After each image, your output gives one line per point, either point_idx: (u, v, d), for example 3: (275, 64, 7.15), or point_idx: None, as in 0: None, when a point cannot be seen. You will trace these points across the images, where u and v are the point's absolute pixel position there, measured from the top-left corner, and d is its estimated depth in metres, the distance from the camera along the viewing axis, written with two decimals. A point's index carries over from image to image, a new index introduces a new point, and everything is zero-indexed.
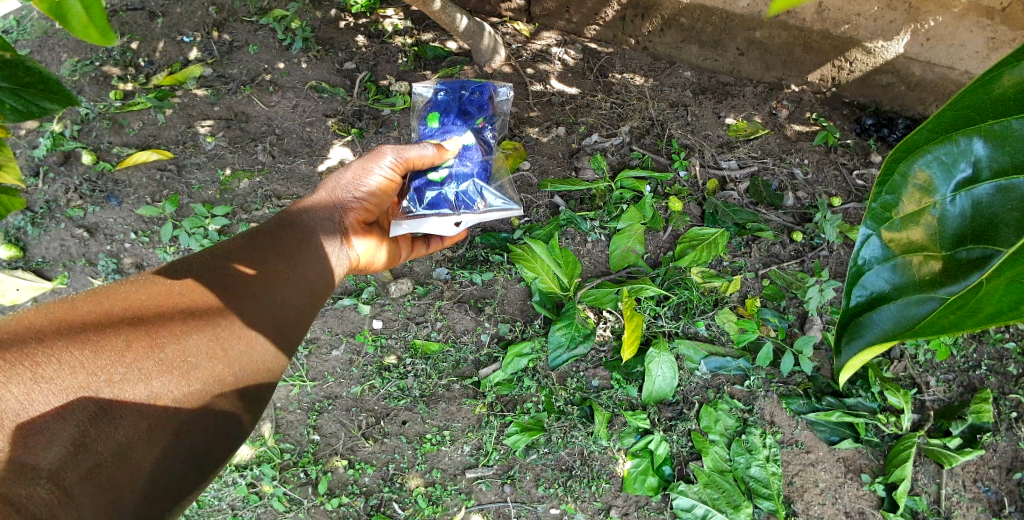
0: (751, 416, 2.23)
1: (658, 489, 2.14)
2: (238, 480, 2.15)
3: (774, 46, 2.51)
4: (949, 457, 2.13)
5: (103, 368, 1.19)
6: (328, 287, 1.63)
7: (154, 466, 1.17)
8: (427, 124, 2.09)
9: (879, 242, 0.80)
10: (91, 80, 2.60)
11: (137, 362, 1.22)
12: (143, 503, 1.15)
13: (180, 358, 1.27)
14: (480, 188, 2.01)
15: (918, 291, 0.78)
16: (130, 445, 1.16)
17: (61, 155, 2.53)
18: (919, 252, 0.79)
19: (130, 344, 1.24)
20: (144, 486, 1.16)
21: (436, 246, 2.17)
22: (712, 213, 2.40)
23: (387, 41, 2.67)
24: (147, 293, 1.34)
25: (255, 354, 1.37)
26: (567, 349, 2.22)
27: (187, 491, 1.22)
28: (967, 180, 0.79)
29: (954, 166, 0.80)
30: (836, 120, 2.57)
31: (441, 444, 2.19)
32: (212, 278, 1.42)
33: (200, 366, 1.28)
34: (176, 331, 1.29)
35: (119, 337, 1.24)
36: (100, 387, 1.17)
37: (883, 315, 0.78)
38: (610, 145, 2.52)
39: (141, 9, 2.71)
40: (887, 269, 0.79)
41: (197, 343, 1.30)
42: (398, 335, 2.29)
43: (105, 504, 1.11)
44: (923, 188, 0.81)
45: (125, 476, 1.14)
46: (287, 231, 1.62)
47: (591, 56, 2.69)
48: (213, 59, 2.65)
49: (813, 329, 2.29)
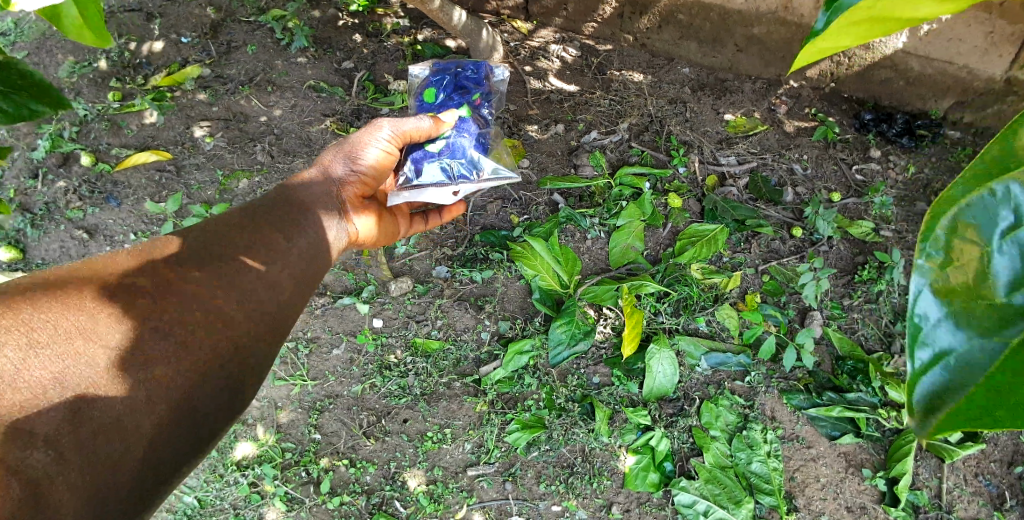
0: (752, 411, 2.23)
1: (659, 486, 2.14)
2: (240, 480, 2.16)
3: (772, 42, 2.51)
4: (949, 451, 2.13)
5: (99, 335, 1.20)
6: (325, 262, 1.64)
7: (151, 433, 1.20)
8: (424, 100, 2.07)
9: (932, 295, 0.62)
10: (90, 82, 2.60)
11: (134, 329, 1.24)
12: (140, 469, 1.18)
13: (178, 326, 1.28)
14: (477, 159, 2.00)
15: (982, 343, 0.60)
16: (127, 411, 1.18)
17: (60, 157, 2.53)
18: (977, 303, 0.61)
19: (126, 311, 1.25)
20: (140, 453, 1.18)
21: (434, 221, 2.23)
22: (712, 209, 2.40)
23: (385, 40, 2.67)
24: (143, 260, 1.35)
25: (252, 323, 1.39)
26: (568, 346, 2.22)
27: (183, 458, 1.25)
28: (1011, 227, 0.63)
29: (996, 212, 0.63)
30: (836, 116, 2.56)
31: (442, 442, 2.20)
32: (208, 248, 1.43)
33: (197, 334, 1.30)
34: (173, 300, 1.31)
35: (115, 304, 1.25)
36: (97, 353, 1.19)
37: (952, 377, 0.59)
38: (609, 142, 2.52)
39: (138, 10, 2.71)
40: (948, 326, 0.61)
41: (194, 312, 1.31)
42: (398, 334, 2.29)
43: (102, 469, 1.12)
44: (966, 238, 0.64)
45: (121, 442, 1.16)
46: (282, 202, 1.63)
47: (590, 53, 2.69)
48: (212, 60, 2.65)
49: (813, 324, 2.30)
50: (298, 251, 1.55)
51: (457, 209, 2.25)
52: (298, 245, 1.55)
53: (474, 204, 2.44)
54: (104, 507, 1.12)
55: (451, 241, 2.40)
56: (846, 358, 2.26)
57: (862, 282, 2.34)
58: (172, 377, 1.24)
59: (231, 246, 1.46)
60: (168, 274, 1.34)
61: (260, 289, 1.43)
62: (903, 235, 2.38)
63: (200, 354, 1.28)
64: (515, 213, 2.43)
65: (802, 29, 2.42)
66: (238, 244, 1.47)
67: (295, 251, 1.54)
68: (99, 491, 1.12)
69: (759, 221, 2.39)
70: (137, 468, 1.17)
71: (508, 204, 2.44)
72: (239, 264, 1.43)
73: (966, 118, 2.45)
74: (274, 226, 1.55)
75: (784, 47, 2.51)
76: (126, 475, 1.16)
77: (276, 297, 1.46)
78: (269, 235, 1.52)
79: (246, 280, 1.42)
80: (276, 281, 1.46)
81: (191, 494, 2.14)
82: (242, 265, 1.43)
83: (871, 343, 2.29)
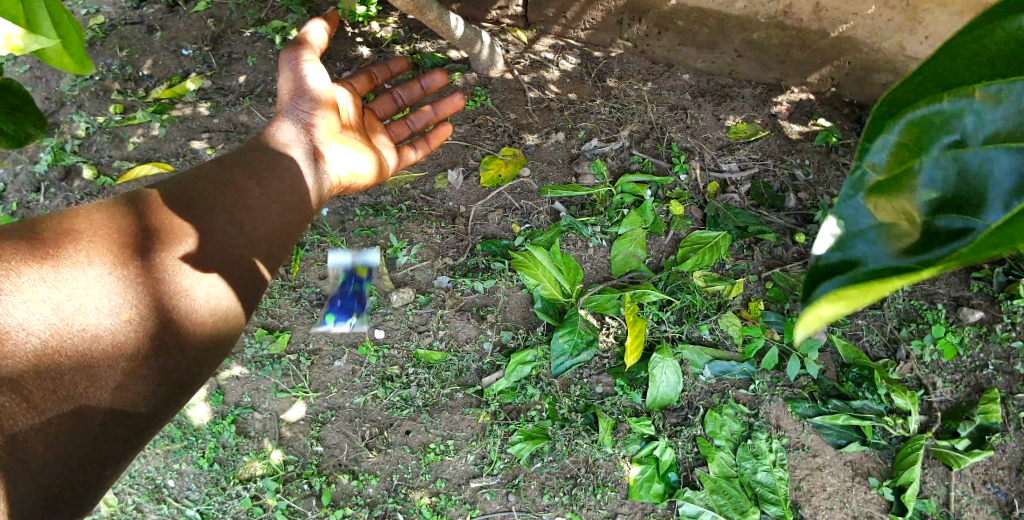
0: (757, 420, 2.21)
1: (664, 496, 2.12)
2: (242, 493, 2.12)
3: (771, 46, 2.51)
4: (957, 458, 2.12)
5: (65, 287, 1.26)
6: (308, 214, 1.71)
7: (117, 389, 1.29)
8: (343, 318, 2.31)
9: (859, 202, 0.63)
10: (91, 95, 2.62)
11: (103, 277, 1.31)
12: (104, 428, 1.27)
13: (146, 276, 1.37)
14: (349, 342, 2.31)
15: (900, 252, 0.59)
16: (95, 369, 1.25)
17: (62, 170, 2.52)
18: (900, 214, 0.62)
19: (94, 257, 1.32)
20: (104, 411, 1.27)
21: (423, 150, 2.14)
22: (713, 216, 2.40)
23: (385, 51, 2.68)
24: (113, 214, 1.41)
25: (226, 277, 1.47)
26: (570, 356, 2.21)
27: (151, 419, 1.35)
28: (956, 143, 0.63)
29: (942, 128, 0.64)
30: (837, 121, 2.59)
31: (445, 454, 2.18)
32: (184, 198, 1.49)
33: (163, 287, 1.38)
34: (138, 253, 1.38)
35: (84, 253, 1.31)
36: (61, 308, 1.24)
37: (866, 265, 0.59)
38: (610, 150, 2.51)
39: (140, 23, 2.72)
40: (872, 231, 0.61)
41: (162, 267, 1.40)
42: (400, 345, 2.28)
43: (66, 429, 1.21)
44: (909, 146, 0.64)
45: (89, 397, 1.24)
46: (261, 154, 1.68)
47: (589, 61, 2.69)
48: (212, 71, 2.66)
49: (817, 332, 2.28)
50: (276, 203, 1.61)
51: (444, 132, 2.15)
52: (275, 197, 1.61)
53: (476, 214, 2.45)
54: (71, 474, 1.23)
55: (452, 251, 2.39)
56: (851, 366, 2.25)
57: None
58: (138, 332, 1.33)
59: (211, 195, 1.53)
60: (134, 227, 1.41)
61: (233, 244, 1.50)
62: None
63: (167, 310, 1.38)
64: (517, 222, 2.43)
65: (801, 33, 2.43)
66: (213, 198, 1.53)
67: (274, 203, 1.61)
68: (62, 456, 1.21)
69: (761, 228, 2.39)
70: (100, 429, 1.26)
71: (509, 213, 2.45)
72: (212, 216, 1.50)
73: None
74: (250, 179, 1.60)
75: (784, 52, 2.52)
76: (91, 434, 1.25)
77: (253, 249, 1.53)
78: (247, 187, 1.58)
79: (215, 220, 1.49)
80: (250, 232, 1.54)
81: (194, 507, 2.12)
82: (216, 217, 1.50)
83: (877, 350, 2.28)
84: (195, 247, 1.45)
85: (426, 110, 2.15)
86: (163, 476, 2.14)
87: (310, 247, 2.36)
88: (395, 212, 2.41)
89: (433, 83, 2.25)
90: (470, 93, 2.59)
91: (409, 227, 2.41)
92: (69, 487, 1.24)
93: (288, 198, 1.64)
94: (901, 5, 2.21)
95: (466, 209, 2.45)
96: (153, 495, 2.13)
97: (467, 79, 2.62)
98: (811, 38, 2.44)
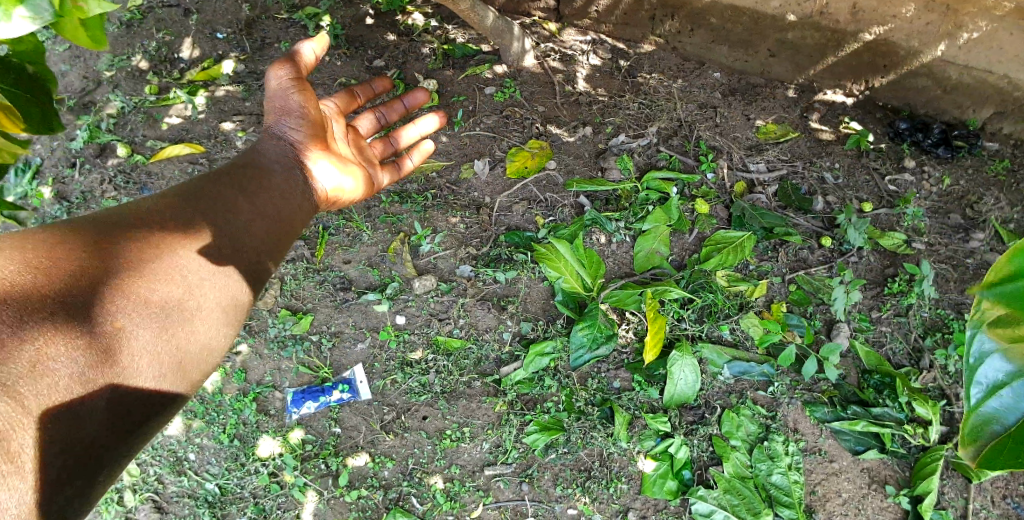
0: (774, 422, 2.20)
1: (677, 493, 2.12)
2: (261, 469, 2.16)
3: (806, 46, 2.51)
4: (976, 471, 2.08)
5: (58, 292, 1.21)
6: (297, 224, 1.72)
7: (115, 388, 1.23)
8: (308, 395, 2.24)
9: None
10: (127, 75, 2.66)
11: (93, 286, 1.26)
12: (104, 426, 1.20)
13: (137, 282, 1.32)
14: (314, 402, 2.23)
15: None
16: (92, 367, 1.20)
17: (97, 148, 2.57)
18: None
19: (83, 268, 1.27)
20: (103, 410, 1.20)
21: (407, 168, 2.16)
22: (739, 216, 2.38)
23: (416, 40, 2.69)
24: (98, 226, 1.37)
25: (219, 281, 1.46)
26: (589, 349, 2.21)
27: (149, 419, 1.28)
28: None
29: None
30: (869, 124, 2.56)
31: (460, 441, 2.20)
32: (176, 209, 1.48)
33: (156, 292, 1.34)
34: (132, 261, 1.34)
35: (72, 263, 1.26)
36: (54, 310, 1.19)
37: (1002, 404, 1.01)
38: (637, 146, 2.50)
39: (176, 6, 2.76)
40: None
41: (157, 271, 1.36)
42: (421, 331, 2.30)
43: (68, 425, 1.14)
44: None
45: (87, 395, 1.18)
46: (247, 169, 1.70)
47: (620, 56, 2.68)
48: (246, 55, 2.70)
49: (840, 336, 2.26)
50: (265, 213, 1.62)
51: (426, 151, 2.17)
52: (264, 205, 1.63)
53: (500, 205, 2.45)
54: (74, 474, 1.15)
55: (476, 240, 2.40)
56: (873, 372, 2.23)
57: (891, 294, 2.32)
58: (134, 336, 1.28)
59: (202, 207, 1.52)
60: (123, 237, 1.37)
61: (222, 250, 1.49)
62: (936, 247, 2.38)
63: (164, 314, 1.34)
64: (541, 214, 2.43)
65: (837, 34, 2.43)
66: (206, 206, 1.53)
67: (265, 216, 1.62)
68: (65, 452, 1.13)
69: (787, 229, 2.37)
70: (99, 428, 1.19)
71: (533, 205, 2.45)
72: (203, 225, 1.49)
73: (1005, 129, 2.48)
74: (239, 189, 1.62)
75: (818, 52, 2.50)
76: (92, 430, 1.18)
77: (245, 255, 1.53)
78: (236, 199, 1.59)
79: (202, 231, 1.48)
80: (240, 238, 1.54)
81: (213, 481, 2.16)
82: (206, 225, 1.50)
83: (900, 358, 2.26)
84: (188, 253, 1.43)
85: (409, 128, 2.16)
86: (185, 450, 2.19)
87: (335, 231, 2.39)
88: (421, 200, 2.43)
89: (415, 102, 2.25)
90: (499, 85, 2.61)
91: (433, 216, 2.42)
92: (70, 490, 1.14)
93: (278, 207, 1.67)
94: (941, 7, 2.24)
95: (491, 200, 2.46)
96: (174, 467, 2.18)
97: (496, 71, 2.63)
98: (846, 40, 2.44)
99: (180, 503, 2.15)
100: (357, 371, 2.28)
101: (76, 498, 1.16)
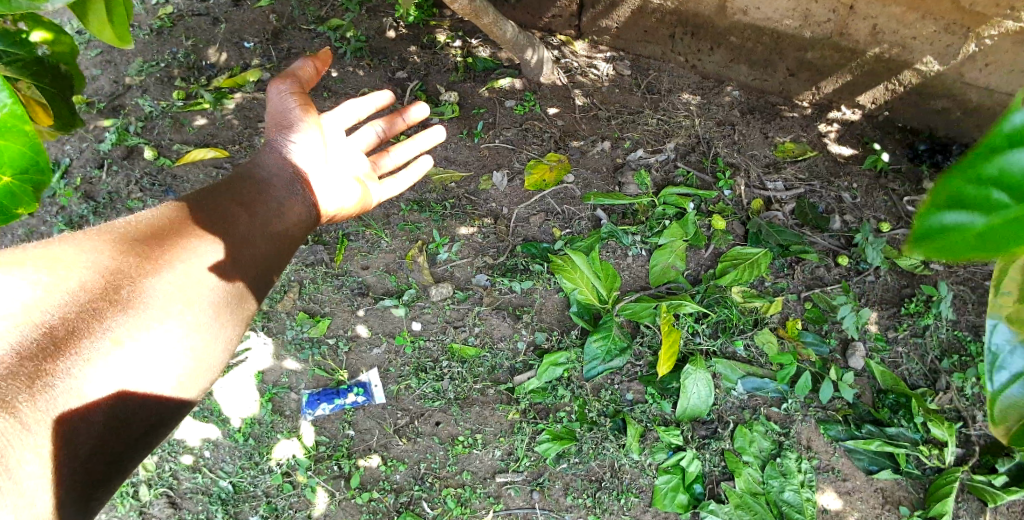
0: (787, 439, 2.18)
1: (688, 507, 2.12)
2: (275, 469, 2.18)
3: (826, 67, 2.52)
4: (993, 494, 2.06)
5: (55, 307, 1.24)
6: (296, 237, 1.74)
7: (112, 404, 1.25)
8: (322, 395, 2.27)
9: None
10: (156, 80, 2.73)
11: (90, 300, 1.29)
12: (103, 438, 1.22)
13: (136, 297, 1.35)
14: (329, 403, 2.26)
15: None
16: (90, 382, 1.22)
17: (125, 150, 2.63)
18: None
19: (81, 284, 1.29)
20: (100, 423, 1.22)
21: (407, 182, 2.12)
22: (756, 233, 2.40)
23: (439, 53, 2.74)
24: (99, 239, 1.40)
25: (218, 298, 1.47)
26: (602, 360, 2.23)
27: (145, 434, 1.31)
28: None
29: None
30: (889, 145, 2.57)
31: (473, 447, 2.21)
32: (170, 226, 1.50)
33: (155, 308, 1.36)
34: (130, 276, 1.36)
35: (69, 279, 1.29)
36: (54, 325, 1.22)
37: None
38: (655, 161, 2.52)
39: (205, 15, 2.85)
40: None
41: (157, 286, 1.39)
42: (435, 338, 2.32)
43: (69, 436, 1.16)
44: None
45: (85, 411, 1.20)
46: (246, 184, 1.71)
47: (639, 72, 2.72)
48: (273, 64, 2.75)
49: (855, 357, 2.25)
50: (266, 227, 1.64)
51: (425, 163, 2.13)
52: (264, 218, 1.65)
53: (518, 215, 2.48)
54: (75, 485, 1.17)
55: (493, 250, 2.43)
56: (889, 392, 2.21)
57: (908, 315, 2.30)
58: (132, 351, 1.30)
59: (199, 222, 1.54)
60: (120, 251, 1.39)
61: (224, 264, 1.51)
62: (954, 269, 2.36)
63: (161, 327, 1.36)
64: (558, 226, 2.45)
65: (857, 54, 2.43)
66: (205, 220, 1.55)
67: (265, 230, 1.63)
68: (66, 466, 1.16)
69: (804, 247, 2.38)
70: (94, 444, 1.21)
71: (551, 217, 2.47)
72: (206, 237, 1.52)
73: None
74: (239, 204, 1.63)
75: (838, 72, 2.52)
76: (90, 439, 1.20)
77: (247, 268, 1.56)
78: (236, 213, 1.60)
79: (202, 247, 1.50)
80: (240, 252, 1.56)
81: (228, 479, 2.18)
82: (207, 238, 1.52)
83: (916, 379, 2.24)
84: (187, 267, 1.45)
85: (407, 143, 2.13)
86: (200, 447, 2.22)
87: (354, 237, 2.44)
88: (440, 209, 2.46)
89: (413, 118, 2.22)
90: (520, 98, 2.65)
91: (451, 225, 2.46)
92: (71, 502, 1.16)
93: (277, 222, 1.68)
94: (963, 30, 2.18)
95: (508, 211, 2.49)
96: (190, 464, 2.21)
97: (516, 85, 2.67)
98: (867, 60, 2.43)
99: (194, 500, 2.18)
100: (372, 375, 2.30)
101: (82, 506, 1.19)
